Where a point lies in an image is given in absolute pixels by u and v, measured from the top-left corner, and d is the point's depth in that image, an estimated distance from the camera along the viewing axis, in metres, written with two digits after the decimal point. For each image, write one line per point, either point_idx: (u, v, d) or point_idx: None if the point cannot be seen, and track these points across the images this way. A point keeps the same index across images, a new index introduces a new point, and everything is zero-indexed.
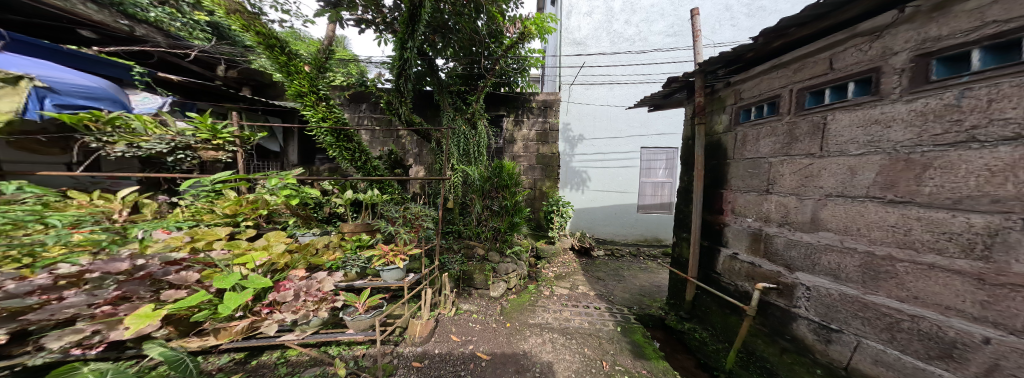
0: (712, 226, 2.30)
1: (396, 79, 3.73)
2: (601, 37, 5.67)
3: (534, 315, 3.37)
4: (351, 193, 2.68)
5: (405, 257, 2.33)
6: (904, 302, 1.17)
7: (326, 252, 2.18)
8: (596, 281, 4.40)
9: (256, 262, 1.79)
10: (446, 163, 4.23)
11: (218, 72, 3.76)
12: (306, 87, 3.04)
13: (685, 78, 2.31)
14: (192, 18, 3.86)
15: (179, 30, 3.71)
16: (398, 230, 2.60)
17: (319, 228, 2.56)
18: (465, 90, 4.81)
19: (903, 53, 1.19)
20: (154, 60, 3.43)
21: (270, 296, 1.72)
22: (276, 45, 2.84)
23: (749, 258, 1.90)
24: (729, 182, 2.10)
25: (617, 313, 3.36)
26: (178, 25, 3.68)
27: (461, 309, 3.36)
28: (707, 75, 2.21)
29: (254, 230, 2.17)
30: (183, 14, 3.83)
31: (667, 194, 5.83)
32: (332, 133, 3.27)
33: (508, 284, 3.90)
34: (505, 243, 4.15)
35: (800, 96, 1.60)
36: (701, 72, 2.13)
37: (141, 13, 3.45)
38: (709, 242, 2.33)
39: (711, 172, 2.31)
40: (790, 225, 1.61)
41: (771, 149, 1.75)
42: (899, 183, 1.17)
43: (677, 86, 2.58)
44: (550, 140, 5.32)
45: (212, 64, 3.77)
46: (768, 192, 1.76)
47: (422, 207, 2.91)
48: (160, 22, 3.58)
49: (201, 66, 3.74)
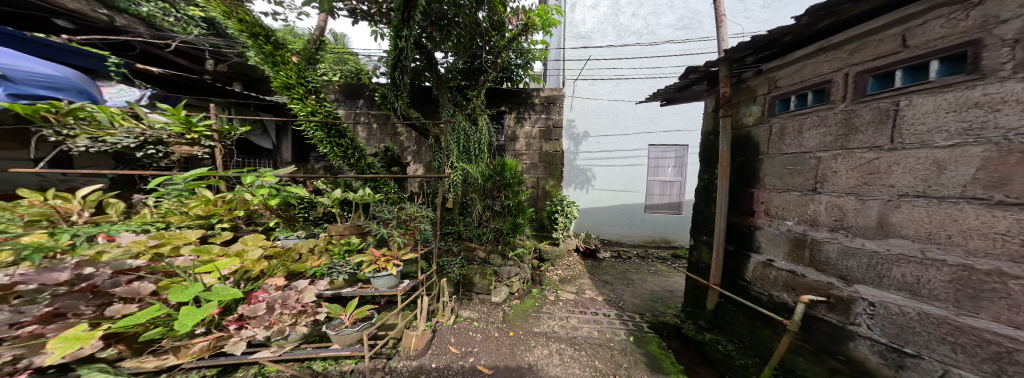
0: (739, 229, 2.10)
1: (391, 71, 3.50)
2: (607, 30, 5.43)
3: (540, 322, 3.14)
4: (340, 192, 2.44)
5: (398, 263, 2.13)
6: (1020, 329, 0.95)
7: (311, 257, 1.97)
8: (604, 285, 4.17)
9: (224, 270, 1.56)
10: (445, 160, 4.03)
11: (206, 67, 3.59)
12: (294, 79, 2.82)
13: (709, 67, 2.12)
14: (186, 13, 3.75)
15: (172, 25, 3.63)
16: (391, 233, 2.36)
17: (306, 230, 2.31)
18: (465, 84, 4.60)
19: (1016, 20, 0.96)
20: (137, 52, 3.21)
21: (239, 309, 1.47)
22: (261, 34, 2.60)
23: (789, 266, 1.71)
24: (762, 180, 1.91)
25: (629, 321, 3.14)
26: (171, 20, 3.60)
27: (460, 316, 3.14)
28: (735, 63, 2.01)
29: (230, 233, 1.96)
30: (177, 10, 3.73)
31: (676, 193, 5.59)
32: (322, 128, 3.03)
33: (510, 288, 3.68)
34: (507, 245, 3.94)
35: (859, 80, 1.39)
36: (728, 60, 1.94)
37: (132, 7, 3.33)
38: (734, 246, 2.14)
39: (739, 169, 2.11)
40: (847, 230, 1.42)
41: (820, 142, 1.55)
42: (1013, 181, 0.95)
43: (696, 77, 2.38)
44: (554, 137, 5.07)
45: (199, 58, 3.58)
46: (814, 191, 1.57)
47: (417, 207, 2.66)
48: (151, 17, 3.47)
49: (188, 60, 3.54)
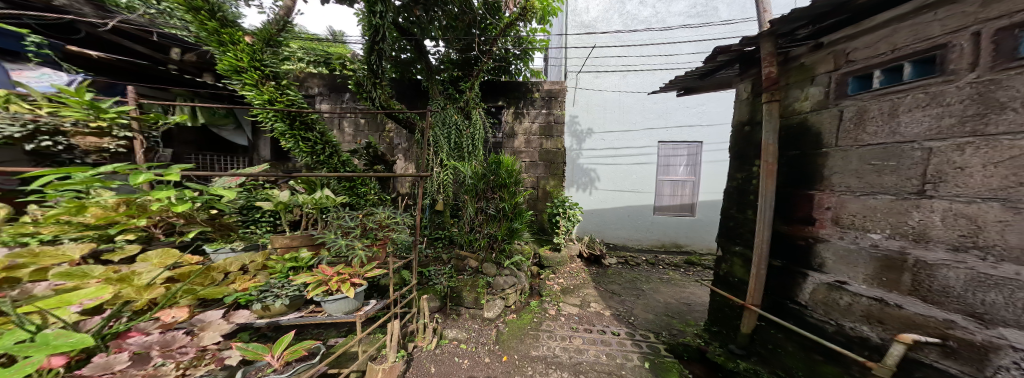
0: (789, 241, 1.66)
1: (367, 55, 3.06)
2: (612, 19, 4.97)
3: (538, 344, 2.69)
4: (288, 195, 2.01)
5: (357, 283, 1.69)
6: None
7: (237, 277, 1.55)
8: (611, 296, 3.72)
9: (74, 307, 1.06)
10: (434, 158, 3.54)
11: (173, 56, 3.10)
12: (246, 62, 2.35)
13: (748, 45, 1.71)
14: None
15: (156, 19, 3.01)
16: (352, 246, 1.87)
17: (246, 241, 1.89)
18: (459, 76, 4.16)
19: None
20: (83, 36, 2.73)
21: (87, 364, 0.93)
22: (203, 8, 2.11)
23: (875, 292, 1.29)
24: (823, 180, 1.48)
25: (642, 342, 2.71)
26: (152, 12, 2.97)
27: (445, 338, 2.71)
28: (782, 37, 1.60)
29: (137, 248, 1.54)
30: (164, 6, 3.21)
31: (689, 194, 5.10)
32: (283, 119, 2.56)
33: (506, 301, 3.24)
34: (503, 253, 3.54)
35: (1003, 38, 0.96)
36: (774, 32, 1.52)
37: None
38: (782, 262, 1.71)
39: (787, 166, 1.68)
40: (984, 251, 0.99)
41: (930, 126, 1.12)
42: None
43: (726, 58, 1.97)
44: (554, 133, 4.62)
45: (168, 47, 3.13)
46: (920, 195, 1.14)
47: (389, 212, 2.23)
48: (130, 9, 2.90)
49: (150, 47, 3.07)
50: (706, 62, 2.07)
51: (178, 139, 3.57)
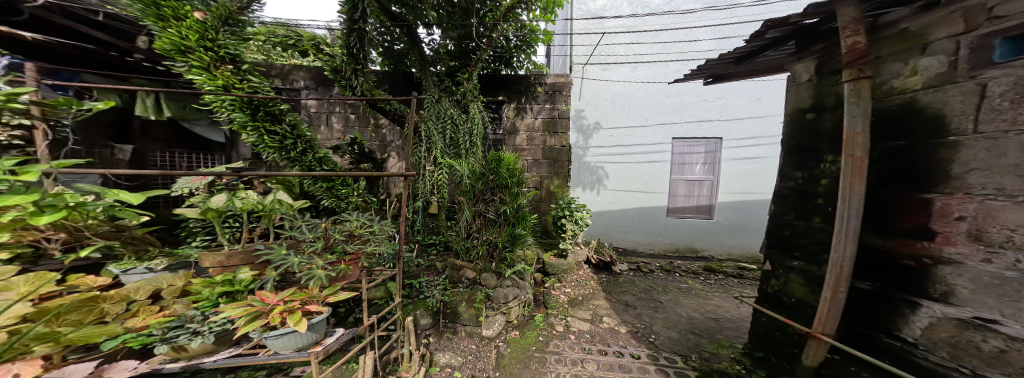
0: (888, 260, 1.26)
1: (344, 37, 2.66)
2: (621, 6, 4.55)
3: (545, 370, 2.27)
4: (222, 201, 1.61)
5: (314, 312, 1.28)
6: None
7: (141, 309, 1.21)
8: (625, 309, 3.30)
9: None
10: (426, 155, 3.12)
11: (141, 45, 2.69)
12: (190, 41, 1.95)
13: (815, 13, 1.32)
14: None
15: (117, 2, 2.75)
16: (310, 264, 1.46)
17: (171, 257, 1.59)
18: (455, 67, 3.75)
19: None
20: (25, 18, 2.30)
21: None
22: None
23: None
24: (953, 179, 1.07)
25: (668, 368, 2.29)
26: None
27: (435, 365, 2.30)
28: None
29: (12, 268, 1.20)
30: None
31: (706, 195, 4.66)
32: (241, 109, 2.16)
33: (506, 317, 2.81)
34: (503, 262, 3.10)
35: None
36: None
37: None
38: (872, 285, 1.31)
39: (884, 161, 1.28)
40: None
41: None
42: None
43: (778, 34, 1.58)
44: (559, 129, 4.19)
45: (132, 33, 2.70)
46: None
47: (362, 218, 1.81)
48: None
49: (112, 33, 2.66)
50: (749, 41, 1.68)
51: (145, 134, 3.10)
